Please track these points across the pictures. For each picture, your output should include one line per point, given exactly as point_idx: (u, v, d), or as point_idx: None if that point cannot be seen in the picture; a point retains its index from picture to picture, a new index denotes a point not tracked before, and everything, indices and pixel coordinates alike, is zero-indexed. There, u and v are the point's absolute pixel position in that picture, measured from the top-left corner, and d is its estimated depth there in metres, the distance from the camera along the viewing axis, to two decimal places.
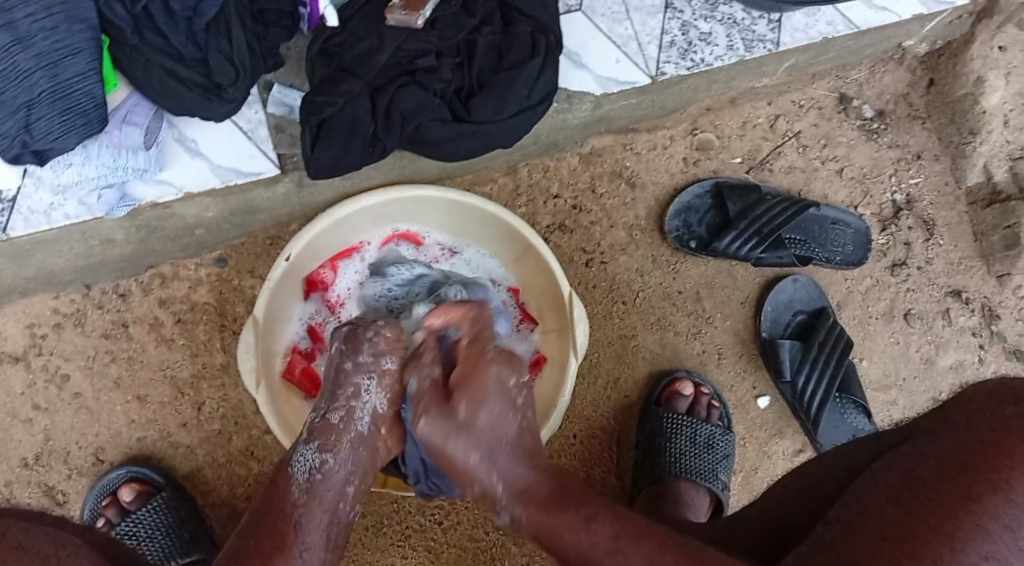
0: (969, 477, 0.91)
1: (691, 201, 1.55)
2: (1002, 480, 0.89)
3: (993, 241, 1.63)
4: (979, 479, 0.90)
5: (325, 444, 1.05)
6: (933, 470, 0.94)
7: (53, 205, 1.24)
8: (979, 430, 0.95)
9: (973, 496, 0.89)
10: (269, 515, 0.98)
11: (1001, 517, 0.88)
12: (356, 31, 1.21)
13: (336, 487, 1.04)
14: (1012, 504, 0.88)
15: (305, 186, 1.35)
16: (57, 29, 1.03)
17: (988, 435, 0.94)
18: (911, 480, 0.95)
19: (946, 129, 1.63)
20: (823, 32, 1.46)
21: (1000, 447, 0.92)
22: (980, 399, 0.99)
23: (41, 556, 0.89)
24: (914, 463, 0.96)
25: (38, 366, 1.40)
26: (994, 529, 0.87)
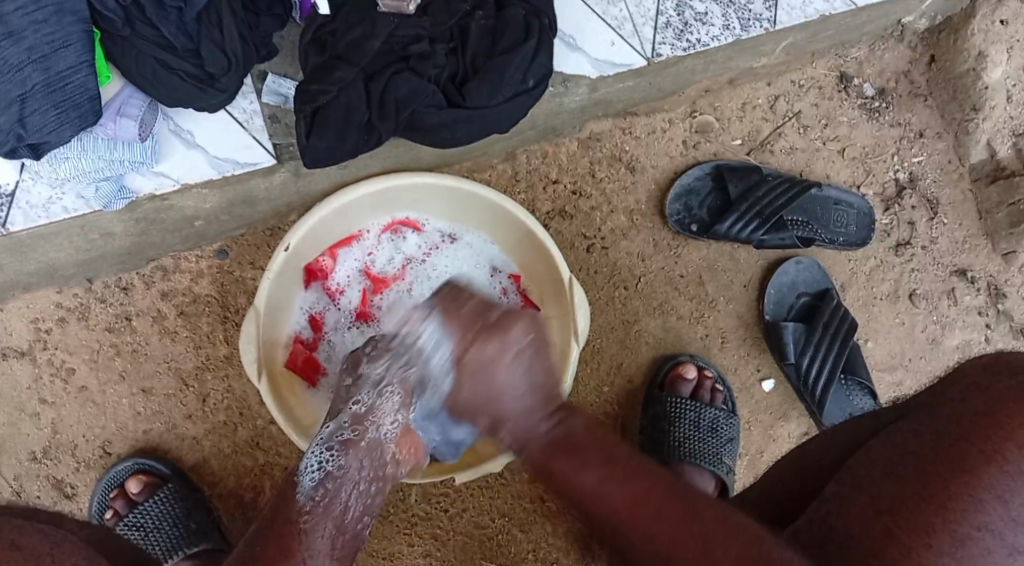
0: (961, 446, 0.91)
1: (691, 184, 1.54)
2: (996, 452, 0.90)
3: (998, 218, 1.62)
4: (972, 450, 0.91)
5: (332, 448, 1.09)
6: (927, 442, 0.94)
7: (52, 199, 1.25)
8: (973, 403, 0.94)
9: (966, 468, 0.90)
10: (277, 521, 1.01)
11: (995, 488, 0.88)
12: (348, 18, 1.20)
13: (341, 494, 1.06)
14: (1006, 475, 0.89)
15: (303, 176, 1.35)
16: (46, 22, 1.04)
17: (982, 408, 0.93)
18: (905, 453, 0.95)
19: (949, 106, 1.62)
20: (819, 10, 1.45)
21: (994, 419, 0.92)
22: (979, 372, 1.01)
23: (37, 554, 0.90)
24: (909, 435, 0.96)
25: (44, 360, 1.41)
26: (988, 500, 0.88)
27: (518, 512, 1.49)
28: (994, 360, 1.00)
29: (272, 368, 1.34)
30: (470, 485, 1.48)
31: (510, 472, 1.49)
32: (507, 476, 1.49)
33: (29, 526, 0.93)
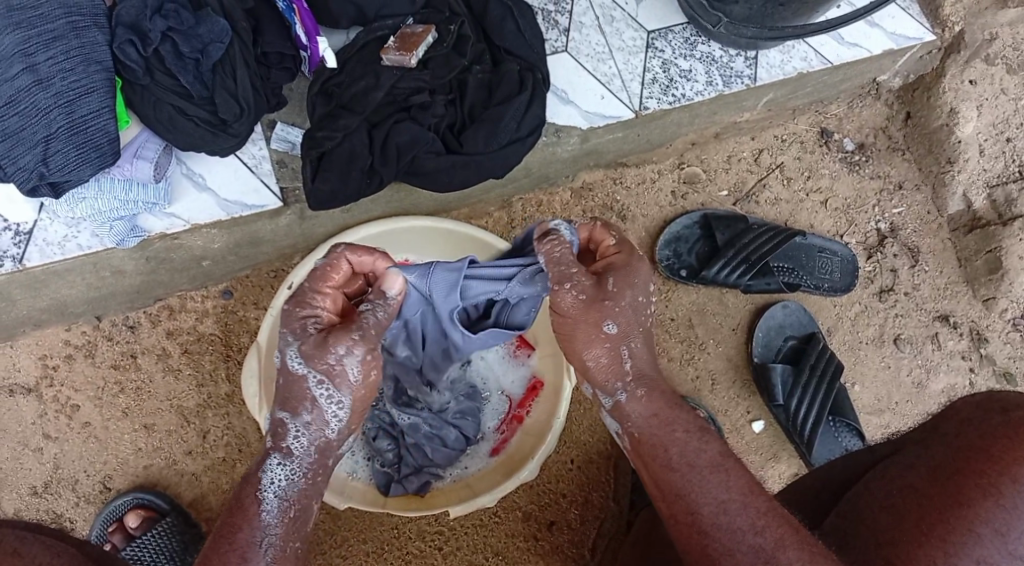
0: (958, 480, 1.00)
1: (680, 232, 1.61)
2: (991, 485, 0.97)
3: (977, 265, 1.67)
4: (969, 484, 0.99)
5: (288, 453, 1.02)
6: (925, 475, 1.02)
7: (68, 237, 1.31)
8: (968, 436, 1.02)
9: (964, 501, 0.98)
10: (234, 545, 0.98)
11: (992, 521, 0.96)
12: (354, 71, 1.28)
13: (305, 504, 1.04)
14: (1002, 507, 0.96)
15: (308, 218, 1.41)
16: (74, 70, 1.13)
17: (979, 442, 1.01)
18: (905, 487, 1.03)
19: (926, 160, 1.69)
20: (798, 68, 1.54)
21: (989, 453, 0.99)
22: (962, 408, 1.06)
23: (33, 562, 0.97)
24: (907, 471, 1.04)
25: (49, 397, 1.45)
26: (985, 533, 0.96)
27: (511, 551, 1.52)
28: (988, 400, 1.06)
29: None
30: (464, 522, 1.51)
31: (503, 511, 1.52)
32: (500, 514, 1.52)
33: (26, 538, 1.00)
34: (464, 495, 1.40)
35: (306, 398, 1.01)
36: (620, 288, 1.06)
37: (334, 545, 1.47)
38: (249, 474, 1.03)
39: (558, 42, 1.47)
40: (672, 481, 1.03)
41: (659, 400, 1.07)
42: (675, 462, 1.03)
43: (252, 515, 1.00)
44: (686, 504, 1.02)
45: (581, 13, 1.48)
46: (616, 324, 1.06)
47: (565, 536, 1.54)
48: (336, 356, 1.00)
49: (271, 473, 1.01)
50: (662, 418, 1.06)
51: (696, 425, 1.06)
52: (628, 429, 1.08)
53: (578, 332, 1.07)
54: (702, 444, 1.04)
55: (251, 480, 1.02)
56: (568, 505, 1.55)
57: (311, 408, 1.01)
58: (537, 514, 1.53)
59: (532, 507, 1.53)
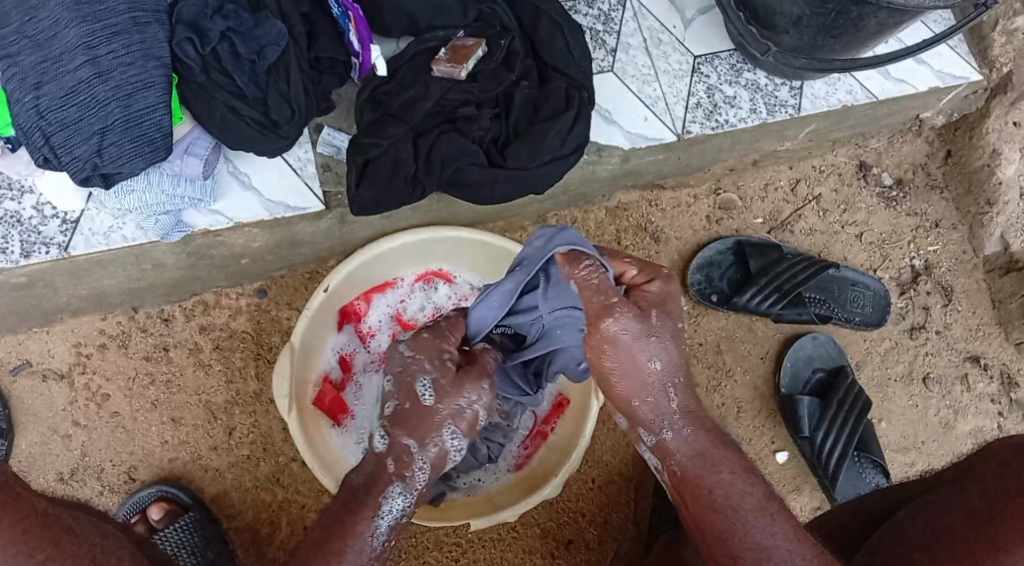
0: (995, 523, 0.99)
1: (713, 256, 1.60)
2: None
3: (1011, 308, 1.66)
4: (1008, 528, 0.97)
5: (408, 485, 1.08)
6: (961, 516, 1.02)
7: (113, 228, 1.33)
8: (1008, 481, 1.02)
9: (1002, 546, 0.97)
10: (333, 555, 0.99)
11: None
12: (403, 80, 1.30)
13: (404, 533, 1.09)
14: None
15: (347, 223, 1.43)
16: (133, 65, 1.15)
17: (1018, 487, 1.01)
18: (939, 527, 1.03)
19: (964, 199, 1.69)
20: (842, 100, 1.54)
21: None
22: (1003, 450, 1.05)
23: (88, 540, 0.99)
24: (943, 512, 1.04)
25: (81, 384, 1.47)
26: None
27: None
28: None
29: (302, 406, 1.39)
30: (482, 535, 1.51)
31: (522, 526, 1.52)
32: (518, 530, 1.52)
33: (78, 518, 1.02)
34: (485, 508, 1.39)
35: (429, 440, 1.10)
36: (662, 320, 1.06)
37: None
38: (364, 497, 1.05)
39: (605, 62, 1.48)
40: (713, 522, 1.02)
41: (706, 438, 1.06)
42: (718, 503, 1.02)
43: (361, 540, 1.02)
44: (727, 549, 1.00)
45: (628, 34, 1.49)
46: (661, 359, 1.05)
47: (582, 555, 1.54)
48: (466, 401, 1.12)
49: (391, 502, 1.06)
50: (710, 455, 1.05)
51: (742, 466, 1.05)
52: (673, 466, 1.07)
53: (626, 363, 1.05)
54: (748, 486, 1.03)
55: (367, 502, 1.05)
56: (587, 524, 1.54)
57: (436, 443, 1.10)
58: (554, 532, 1.53)
59: (551, 525, 1.53)
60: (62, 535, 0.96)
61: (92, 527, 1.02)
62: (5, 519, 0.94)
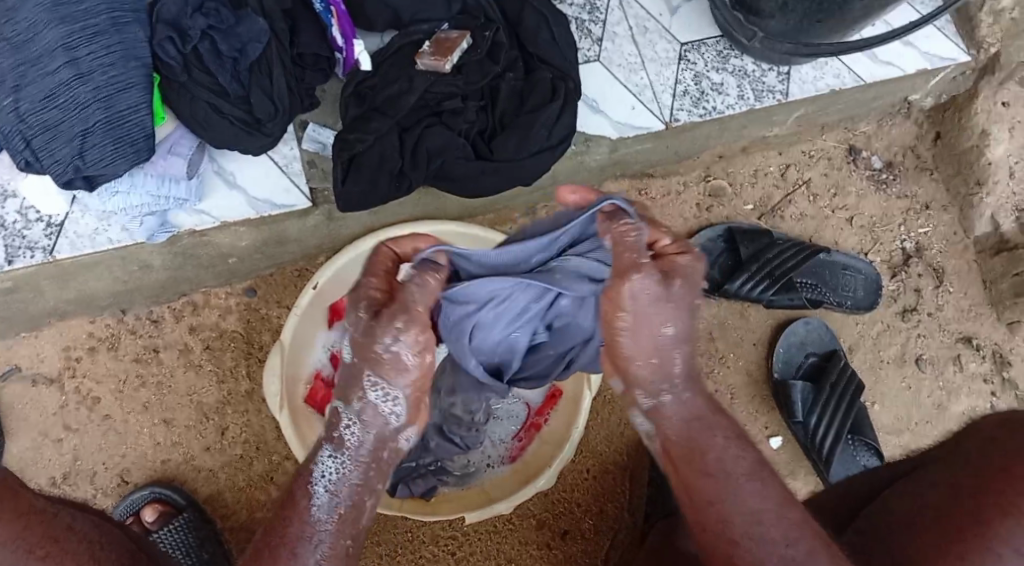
0: (978, 498, 0.98)
1: (704, 244, 1.60)
2: (1011, 503, 0.95)
3: (1002, 288, 1.66)
4: (989, 502, 0.97)
5: (342, 448, 0.95)
6: (945, 493, 1.01)
7: (98, 230, 1.32)
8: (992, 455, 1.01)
9: (984, 520, 0.96)
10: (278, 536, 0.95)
11: (1013, 542, 0.94)
12: (388, 75, 1.29)
13: (358, 499, 0.97)
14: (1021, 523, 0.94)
15: (335, 219, 1.41)
16: (113, 65, 1.14)
17: (1002, 461, 0.99)
18: (923, 505, 1.02)
19: (953, 180, 1.68)
20: (830, 84, 1.53)
21: (1009, 471, 0.98)
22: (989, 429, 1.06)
23: (87, 538, 0.98)
24: (927, 489, 1.04)
25: (71, 388, 1.45)
26: (1005, 554, 0.93)
27: (525, 558, 1.51)
28: (1010, 418, 1.07)
29: (293, 404, 1.38)
30: (478, 527, 1.51)
31: (518, 518, 1.52)
32: (514, 521, 1.52)
33: (76, 515, 1.01)
34: (479, 502, 1.40)
35: (359, 391, 0.93)
36: (685, 291, 0.98)
37: None
38: (303, 467, 0.97)
39: (591, 51, 1.47)
40: (703, 489, 0.97)
41: (703, 402, 1.01)
42: (709, 467, 0.98)
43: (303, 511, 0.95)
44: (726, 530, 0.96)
45: (614, 23, 1.48)
46: (674, 325, 0.98)
47: (579, 545, 1.53)
48: (383, 345, 0.92)
49: (323, 464, 0.95)
50: (705, 420, 1.00)
51: (735, 432, 1.01)
52: (664, 430, 1.00)
53: (640, 328, 0.97)
54: (740, 451, 0.99)
55: (305, 471, 0.97)
56: (583, 514, 1.54)
57: (364, 399, 0.94)
58: (551, 523, 1.53)
59: (547, 515, 1.53)
60: (62, 532, 0.96)
61: (92, 524, 1.01)
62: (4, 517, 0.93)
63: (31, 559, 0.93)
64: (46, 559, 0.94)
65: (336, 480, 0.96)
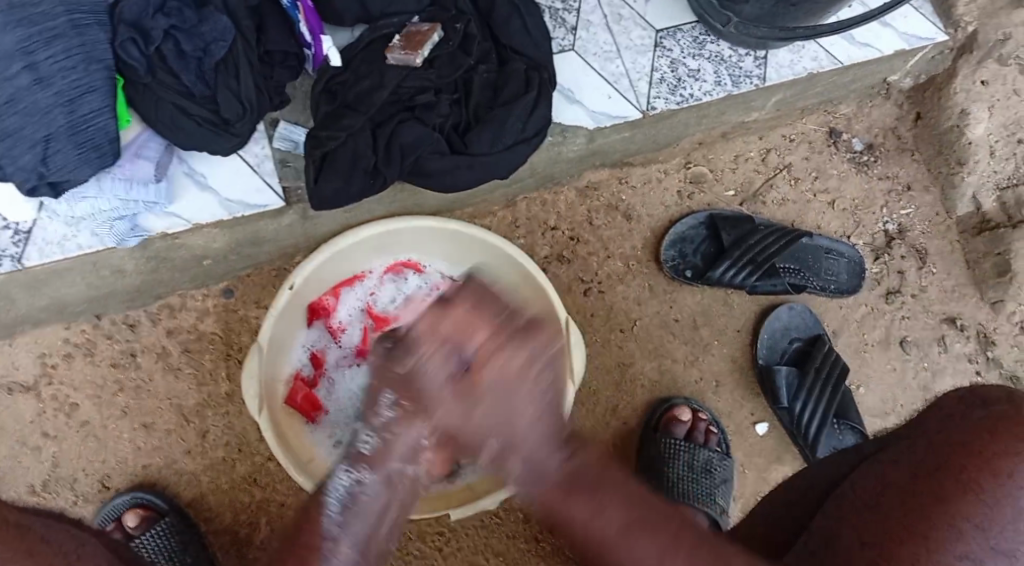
0: (938, 476, 0.98)
1: (685, 232, 1.58)
2: (971, 480, 0.96)
3: (985, 268, 1.66)
4: (949, 480, 0.97)
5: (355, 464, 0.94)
6: (907, 474, 1.01)
7: (67, 236, 1.29)
8: (951, 433, 1.01)
9: (943, 497, 0.96)
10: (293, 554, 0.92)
11: (974, 516, 0.94)
12: (358, 70, 1.26)
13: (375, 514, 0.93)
14: (982, 502, 0.95)
15: (310, 217, 1.39)
16: (74, 69, 1.11)
17: (960, 439, 1.00)
18: (887, 484, 1.01)
19: (935, 160, 1.67)
20: (808, 68, 1.51)
21: (968, 448, 0.99)
22: (952, 405, 1.06)
23: (63, 550, 0.96)
24: (889, 468, 1.03)
25: (48, 395, 1.43)
26: (967, 528, 0.94)
27: (513, 552, 1.51)
28: (970, 394, 1.07)
29: (273, 406, 1.36)
30: (466, 523, 1.50)
31: (506, 512, 1.51)
32: (502, 515, 1.51)
33: (50, 528, 0.99)
34: (464, 498, 1.38)
35: None
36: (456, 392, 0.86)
37: None
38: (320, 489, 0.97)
39: (566, 40, 1.45)
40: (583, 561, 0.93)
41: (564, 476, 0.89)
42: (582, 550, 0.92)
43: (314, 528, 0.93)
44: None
45: (588, 11, 1.46)
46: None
47: None
48: None
49: (337, 478, 0.94)
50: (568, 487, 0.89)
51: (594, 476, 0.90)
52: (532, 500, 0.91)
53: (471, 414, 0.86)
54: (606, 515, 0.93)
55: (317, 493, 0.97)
56: None
57: None
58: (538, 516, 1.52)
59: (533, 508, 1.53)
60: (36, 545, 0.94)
61: (66, 537, 0.98)
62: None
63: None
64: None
65: (349, 493, 0.93)
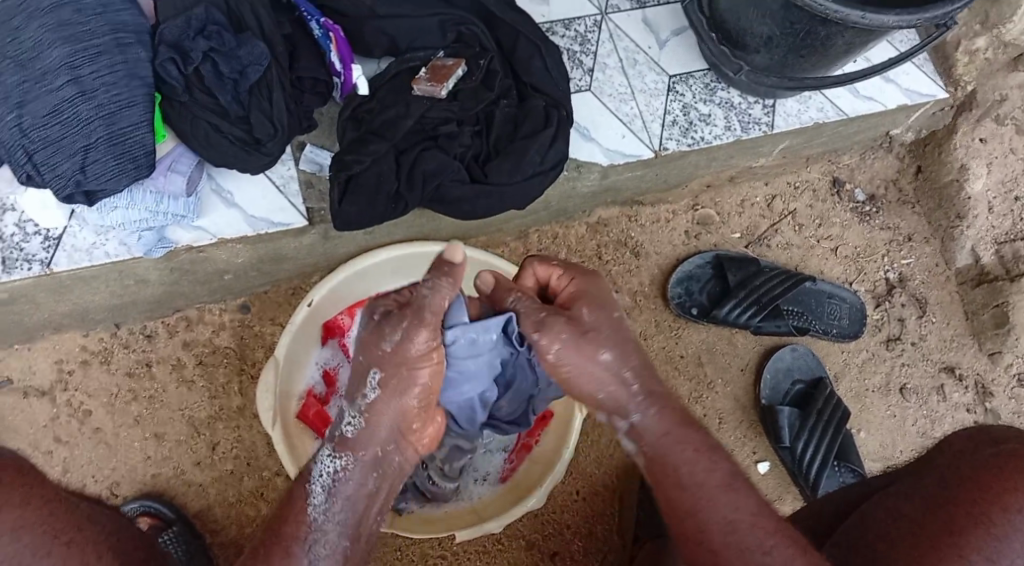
0: (951, 510, 1.03)
1: (692, 271, 1.63)
2: (982, 514, 1.01)
3: (984, 319, 1.69)
4: (961, 513, 1.02)
5: (341, 450, 1.06)
6: (917, 505, 1.06)
7: (96, 244, 1.34)
8: (962, 468, 1.07)
9: (955, 529, 1.01)
10: (280, 536, 1.01)
11: (983, 549, 0.98)
12: (385, 99, 1.32)
13: (349, 497, 1.04)
14: (993, 537, 0.99)
15: (331, 238, 1.44)
16: (116, 84, 1.17)
17: (970, 474, 1.06)
18: (898, 516, 1.06)
19: (935, 213, 1.72)
20: (814, 118, 1.57)
21: (980, 483, 1.04)
22: (962, 443, 1.11)
23: (103, 531, 1.02)
24: (901, 501, 1.07)
25: (63, 401, 1.47)
26: (978, 562, 0.98)
27: None
28: (979, 432, 1.13)
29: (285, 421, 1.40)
30: (468, 547, 1.52)
31: (507, 538, 1.53)
32: (504, 542, 1.53)
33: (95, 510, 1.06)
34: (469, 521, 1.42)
35: (360, 388, 1.05)
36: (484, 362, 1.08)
37: None
38: (303, 469, 1.06)
39: (583, 81, 1.51)
40: (679, 499, 1.02)
41: (671, 421, 1.06)
42: (685, 480, 1.02)
43: (300, 511, 1.03)
44: (695, 525, 1.00)
45: (605, 54, 1.53)
46: (611, 350, 1.06)
47: None
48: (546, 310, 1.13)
49: (322, 464, 1.05)
50: (673, 437, 1.05)
51: (706, 444, 1.05)
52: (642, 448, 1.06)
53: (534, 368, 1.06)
54: (710, 463, 1.03)
55: (302, 473, 1.06)
56: (571, 536, 1.56)
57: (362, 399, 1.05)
58: (540, 544, 1.54)
59: (536, 536, 1.54)
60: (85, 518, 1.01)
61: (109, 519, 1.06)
62: (34, 503, 0.98)
63: (55, 544, 0.97)
64: (69, 545, 0.98)
65: (333, 478, 1.04)
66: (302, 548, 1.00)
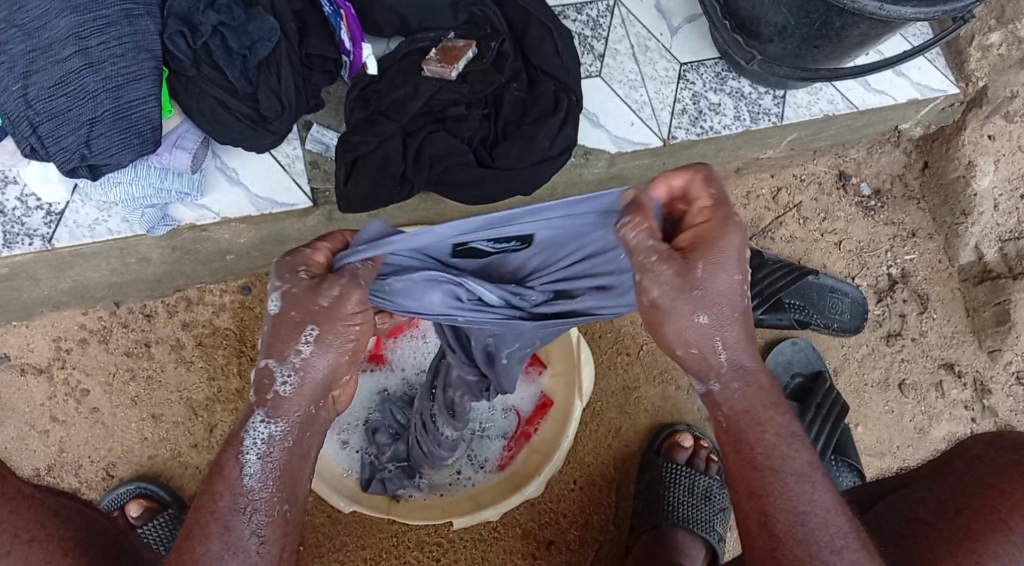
0: (970, 515, 1.03)
1: None
2: (1001, 520, 1.01)
3: (985, 316, 1.68)
4: (979, 518, 1.02)
5: (276, 411, 0.88)
6: (934, 509, 1.06)
7: (98, 221, 1.32)
8: (981, 471, 1.06)
9: (973, 535, 1.01)
10: (216, 511, 0.89)
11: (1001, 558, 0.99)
12: (393, 80, 1.31)
13: (288, 459, 0.89)
14: (1012, 544, 0.99)
15: (335, 220, 1.43)
16: (124, 56, 1.16)
17: (990, 480, 1.05)
18: (914, 519, 1.06)
19: (940, 209, 1.72)
20: (823, 110, 1.57)
21: (1001, 490, 1.03)
22: (981, 448, 1.09)
23: (68, 525, 0.97)
24: (921, 505, 1.07)
25: (60, 379, 1.45)
26: None
27: None
28: (998, 437, 1.10)
29: None
30: (464, 535, 1.51)
31: (504, 526, 1.52)
32: (500, 529, 1.52)
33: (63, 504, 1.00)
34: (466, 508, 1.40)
35: (295, 344, 0.87)
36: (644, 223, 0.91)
37: (332, 548, 1.48)
38: (232, 430, 0.90)
39: (593, 66, 1.50)
40: (748, 479, 0.92)
41: (756, 392, 0.91)
42: (758, 462, 0.92)
43: (233, 482, 0.89)
44: (760, 504, 0.91)
45: (616, 40, 1.52)
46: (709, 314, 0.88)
47: (563, 557, 1.53)
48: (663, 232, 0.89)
49: (255, 431, 0.88)
50: (756, 413, 0.91)
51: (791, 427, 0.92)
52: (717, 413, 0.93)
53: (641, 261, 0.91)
54: (793, 449, 0.92)
55: (232, 436, 0.89)
56: (568, 525, 1.54)
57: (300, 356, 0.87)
58: (535, 533, 1.53)
59: (531, 525, 1.53)
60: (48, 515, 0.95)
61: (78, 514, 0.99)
62: None
63: (16, 543, 0.93)
64: (31, 543, 0.93)
65: (269, 444, 0.88)
66: (241, 520, 0.88)
